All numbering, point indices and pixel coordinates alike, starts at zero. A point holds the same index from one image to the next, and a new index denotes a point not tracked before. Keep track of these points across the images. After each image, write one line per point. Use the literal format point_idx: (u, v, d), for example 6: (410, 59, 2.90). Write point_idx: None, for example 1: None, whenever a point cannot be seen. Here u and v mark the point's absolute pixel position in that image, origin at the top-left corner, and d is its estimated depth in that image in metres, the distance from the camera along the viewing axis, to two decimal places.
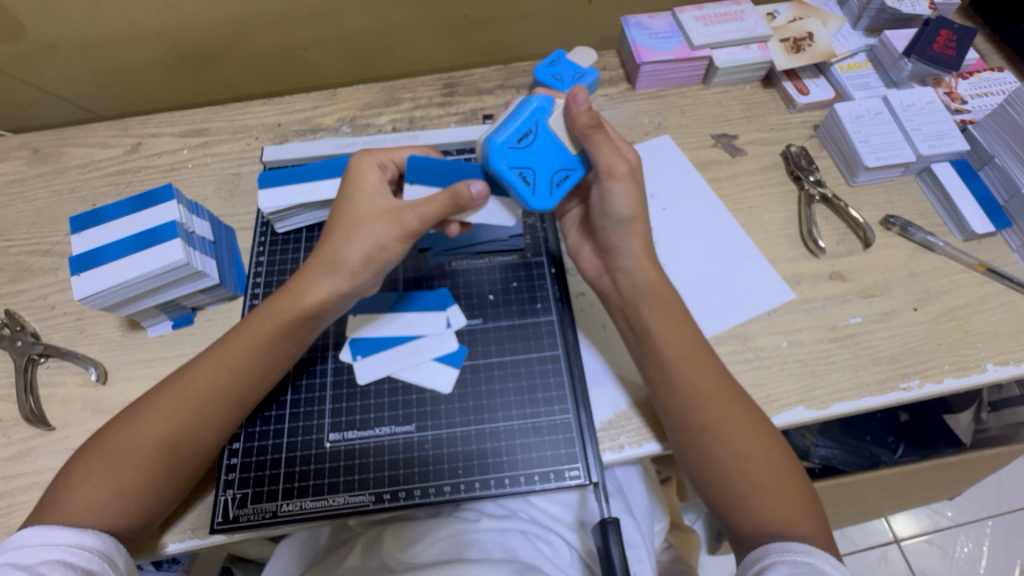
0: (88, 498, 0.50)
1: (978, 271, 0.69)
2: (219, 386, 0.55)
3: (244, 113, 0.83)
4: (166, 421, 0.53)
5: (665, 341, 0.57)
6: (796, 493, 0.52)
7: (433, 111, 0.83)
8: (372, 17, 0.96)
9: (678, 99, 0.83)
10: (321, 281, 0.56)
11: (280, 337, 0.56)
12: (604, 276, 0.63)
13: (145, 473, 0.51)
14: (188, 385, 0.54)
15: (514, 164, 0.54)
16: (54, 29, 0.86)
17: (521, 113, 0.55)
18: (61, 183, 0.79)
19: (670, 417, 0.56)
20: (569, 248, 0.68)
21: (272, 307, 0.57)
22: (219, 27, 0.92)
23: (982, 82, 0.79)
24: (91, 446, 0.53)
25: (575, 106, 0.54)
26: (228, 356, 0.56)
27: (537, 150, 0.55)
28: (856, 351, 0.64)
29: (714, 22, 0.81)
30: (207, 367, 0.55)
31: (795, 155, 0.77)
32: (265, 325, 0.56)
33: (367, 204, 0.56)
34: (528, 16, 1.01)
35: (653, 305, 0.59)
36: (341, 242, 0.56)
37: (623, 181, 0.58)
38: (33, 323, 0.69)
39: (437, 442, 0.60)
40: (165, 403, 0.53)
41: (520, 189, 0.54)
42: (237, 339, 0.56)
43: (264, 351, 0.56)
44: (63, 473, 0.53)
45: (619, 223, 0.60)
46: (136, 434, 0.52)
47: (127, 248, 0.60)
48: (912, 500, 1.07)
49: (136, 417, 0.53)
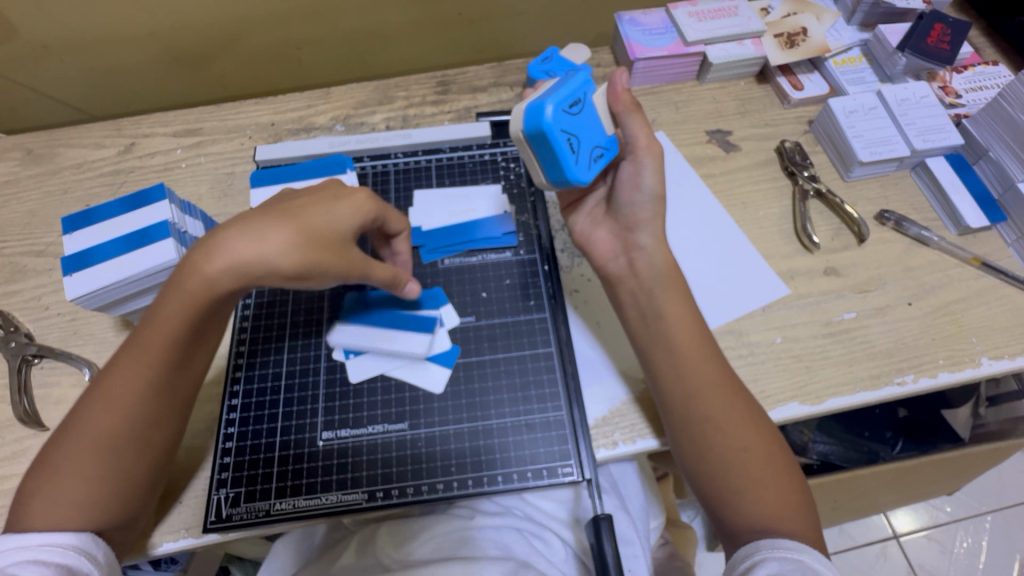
0: (44, 514, 0.49)
1: (974, 265, 0.69)
2: (140, 382, 0.51)
3: (238, 113, 0.83)
4: (91, 434, 0.50)
5: (675, 329, 0.57)
6: (789, 488, 0.52)
7: (427, 109, 0.83)
8: (366, 15, 0.96)
9: (672, 95, 0.83)
10: (226, 275, 0.51)
11: (197, 317, 0.53)
12: (619, 257, 0.62)
13: (90, 481, 0.50)
14: (109, 388, 0.51)
15: (565, 129, 0.54)
16: (47, 29, 0.86)
17: (574, 82, 0.56)
18: (55, 183, 0.79)
19: (677, 403, 0.55)
20: (579, 234, 0.66)
21: (176, 287, 0.52)
22: (213, 26, 0.92)
23: (977, 76, 0.79)
24: (35, 465, 0.51)
25: (616, 86, 0.58)
26: (141, 352, 0.52)
27: (582, 122, 0.56)
28: (850, 346, 0.64)
29: (708, 17, 0.80)
30: (121, 366, 0.52)
31: (790, 151, 0.77)
32: (170, 310, 0.52)
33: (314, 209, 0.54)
34: (523, 13, 1.01)
35: (668, 287, 0.59)
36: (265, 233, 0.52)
37: (654, 159, 0.60)
38: (27, 323, 0.69)
39: (430, 440, 0.60)
40: (91, 413, 0.51)
41: (565, 157, 0.54)
42: (148, 334, 0.52)
43: (174, 336, 0.52)
44: (21, 490, 0.52)
45: (647, 200, 0.61)
46: (69, 449, 0.50)
47: (119, 248, 0.60)
48: (911, 495, 1.07)
49: (68, 430, 0.51)
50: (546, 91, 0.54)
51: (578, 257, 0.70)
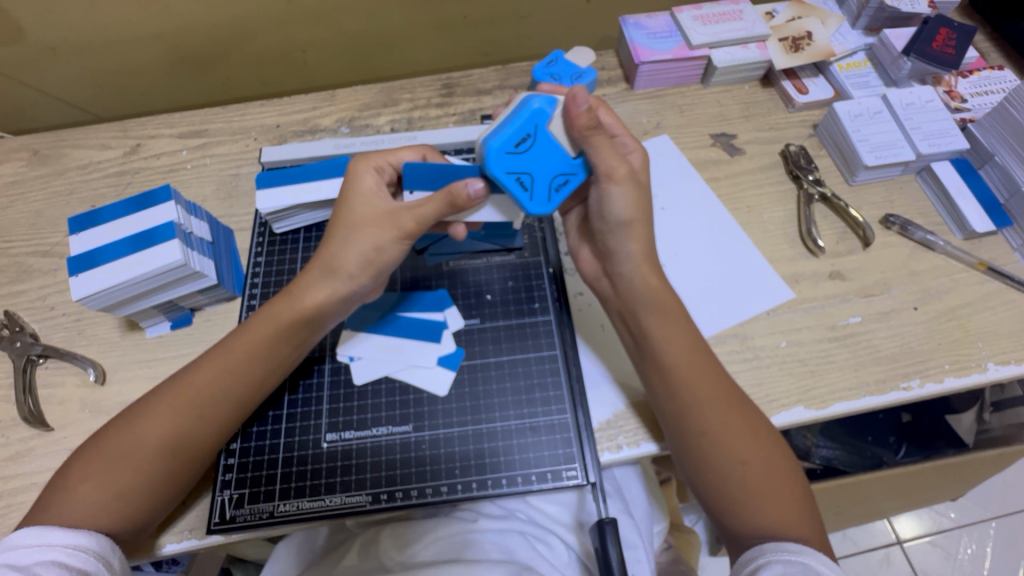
0: (85, 500, 0.50)
1: (978, 269, 0.69)
2: (217, 389, 0.55)
3: (243, 114, 0.83)
4: (160, 429, 0.53)
5: (665, 348, 0.56)
6: (792, 495, 0.51)
7: (431, 111, 0.83)
8: (371, 17, 0.96)
9: (677, 98, 0.83)
10: (320, 284, 0.57)
11: (279, 339, 0.57)
12: (602, 277, 0.63)
13: (145, 476, 0.52)
14: (187, 388, 0.55)
15: (511, 171, 0.52)
16: (54, 31, 0.86)
17: (519, 116, 0.51)
18: (61, 184, 0.79)
19: (669, 419, 0.55)
20: (569, 250, 0.67)
21: (272, 310, 0.57)
22: (219, 29, 0.92)
23: (982, 80, 0.79)
24: (89, 448, 0.53)
25: (575, 107, 0.50)
26: (228, 358, 0.56)
27: (536, 157, 0.52)
28: (855, 351, 0.64)
29: (713, 21, 0.81)
30: (208, 369, 0.55)
31: (794, 155, 0.77)
32: (266, 326, 0.57)
33: (363, 208, 0.57)
34: (526, 17, 1.01)
35: (651, 313, 0.57)
36: (337, 246, 0.57)
37: (623, 184, 0.55)
38: (32, 323, 0.69)
39: (434, 442, 0.60)
40: (162, 411, 0.53)
41: (517, 197, 0.53)
42: (237, 343, 0.57)
43: (265, 355, 0.57)
44: (63, 472, 0.53)
45: (617, 228, 0.58)
46: (135, 441, 0.52)
47: (125, 248, 0.60)
48: (915, 501, 1.06)
49: (134, 421, 0.53)
50: (491, 128, 0.52)
51: None
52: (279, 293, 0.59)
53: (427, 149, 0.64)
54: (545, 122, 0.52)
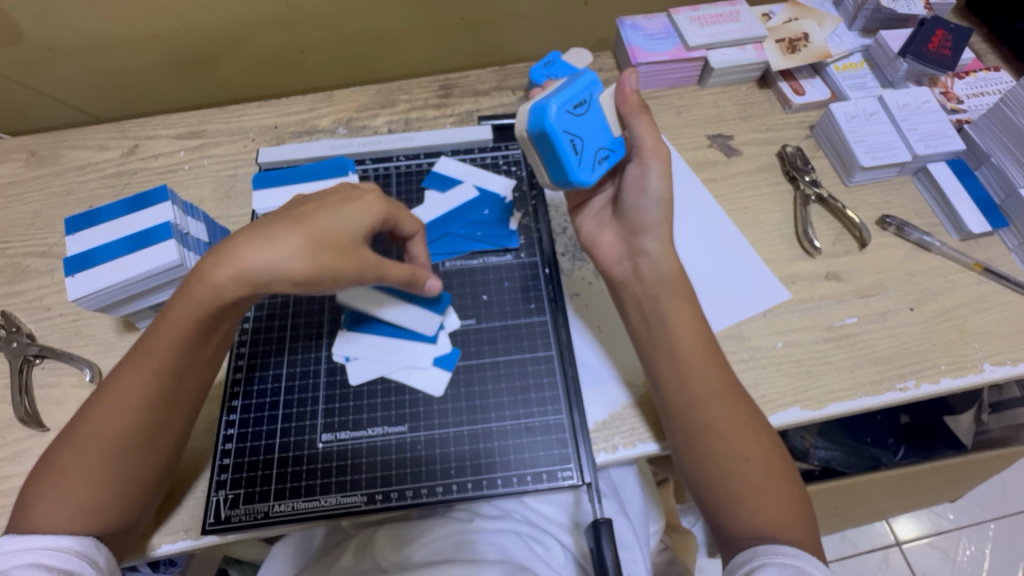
0: (48, 516, 0.49)
1: (975, 270, 0.69)
2: (149, 389, 0.52)
3: (241, 115, 0.83)
4: (102, 436, 0.51)
5: (678, 335, 0.57)
6: (789, 496, 0.51)
7: (429, 112, 0.83)
8: (369, 19, 0.96)
9: (674, 99, 0.83)
10: (248, 277, 0.51)
11: (205, 327, 0.53)
12: (625, 260, 0.62)
13: (104, 483, 0.50)
14: (117, 394, 0.51)
15: (568, 131, 0.54)
16: (53, 32, 0.87)
17: (577, 83, 0.55)
18: (59, 185, 0.79)
19: (674, 413, 0.55)
20: (586, 236, 0.67)
21: (186, 295, 0.52)
22: (217, 30, 0.92)
23: (978, 81, 0.79)
24: (40, 467, 0.52)
25: (624, 87, 0.58)
26: (148, 358, 0.52)
27: (588, 124, 0.56)
28: (851, 351, 0.64)
29: (709, 23, 0.81)
30: (131, 370, 0.52)
31: (791, 155, 0.77)
32: (182, 318, 0.52)
33: (315, 212, 0.53)
34: (525, 18, 1.01)
35: (672, 294, 0.58)
36: (261, 244, 0.51)
37: (661, 161, 0.59)
38: (29, 324, 0.69)
39: (430, 443, 0.60)
40: (96, 419, 0.51)
41: (569, 159, 0.55)
42: (154, 340, 0.52)
43: (189, 346, 0.53)
44: (25, 490, 0.51)
45: (654, 204, 0.60)
46: (79, 454, 0.50)
47: (122, 249, 0.60)
48: (914, 502, 1.06)
49: (72, 435, 0.51)
50: (549, 92, 0.54)
51: (578, 261, 0.71)
52: (188, 278, 0.53)
53: None
54: (597, 94, 0.58)
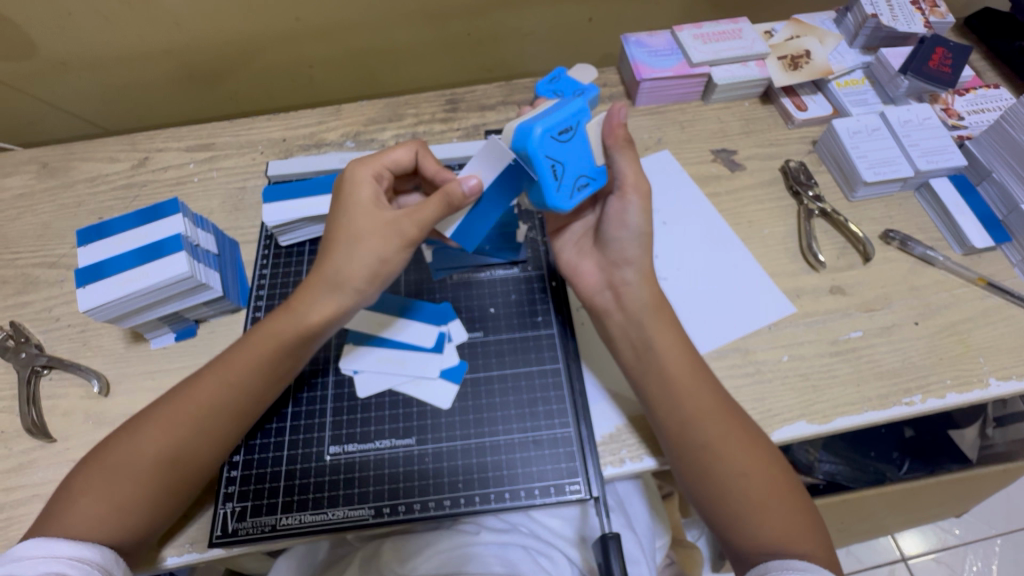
0: (86, 514, 0.50)
1: (979, 285, 0.69)
2: (220, 402, 0.55)
3: (250, 128, 0.85)
4: (158, 442, 0.53)
5: (667, 358, 0.57)
6: (795, 508, 0.51)
7: (436, 126, 0.84)
8: (377, 34, 0.98)
9: (678, 114, 0.84)
10: (323, 299, 0.57)
11: (283, 354, 0.57)
12: (606, 291, 0.63)
13: (144, 489, 0.51)
14: (188, 402, 0.55)
15: (550, 155, 0.52)
16: (66, 47, 0.88)
17: (566, 107, 0.54)
18: (69, 197, 0.80)
19: (670, 434, 0.55)
20: (566, 263, 0.67)
21: (273, 326, 0.58)
22: (228, 45, 0.94)
23: (978, 99, 0.80)
24: (87, 462, 0.53)
25: (614, 118, 0.57)
26: (229, 373, 0.56)
27: (572, 149, 0.54)
28: (857, 365, 0.64)
29: (712, 40, 0.82)
30: (208, 382, 0.56)
31: (794, 170, 0.77)
32: (267, 342, 0.57)
33: (363, 219, 0.57)
34: (530, 34, 1.03)
35: (655, 320, 0.59)
36: (341, 260, 0.57)
37: (641, 198, 0.60)
38: (37, 334, 0.69)
39: (437, 456, 0.60)
40: (162, 424, 0.54)
41: (547, 183, 0.53)
42: (237, 357, 0.57)
43: (265, 367, 0.57)
44: (64, 485, 0.53)
45: (633, 237, 0.61)
46: (137, 452, 0.52)
47: (132, 261, 0.60)
48: (919, 517, 1.06)
49: (132, 434, 0.53)
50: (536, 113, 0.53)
51: None
52: (281, 309, 0.59)
53: (418, 145, 0.64)
54: (585, 121, 0.55)
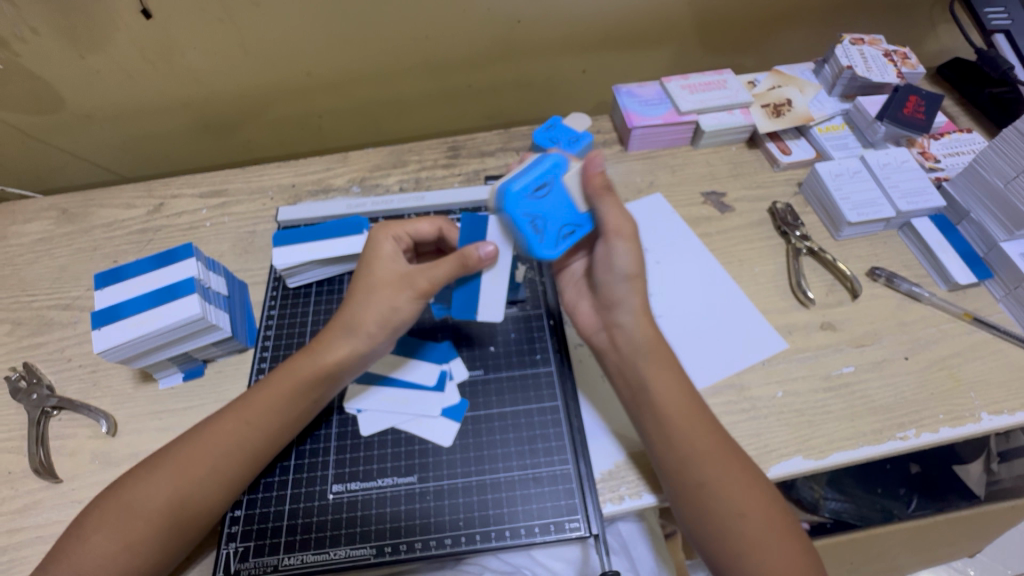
0: (96, 551, 0.51)
1: (965, 320, 0.71)
2: (234, 441, 0.56)
3: (262, 175, 0.89)
4: (170, 481, 0.54)
5: (662, 402, 0.58)
6: (794, 549, 0.51)
7: (438, 172, 0.89)
8: (383, 87, 1.04)
9: (668, 159, 0.89)
10: (340, 341, 0.59)
11: (295, 393, 0.59)
12: (601, 331, 0.65)
13: (154, 527, 0.52)
14: (204, 442, 0.56)
15: (526, 213, 0.57)
16: (91, 100, 0.94)
17: (539, 165, 0.58)
18: (85, 241, 0.83)
19: (670, 475, 0.56)
20: (567, 303, 0.70)
21: (293, 365, 0.60)
22: (242, 99, 1.00)
23: (953, 142, 0.84)
24: (100, 500, 0.54)
25: (591, 168, 0.57)
26: (247, 412, 0.58)
27: (548, 202, 0.58)
28: (850, 401, 0.66)
29: (699, 90, 0.87)
30: (226, 421, 0.57)
31: (781, 212, 0.81)
32: (285, 381, 0.59)
33: (381, 270, 0.61)
34: (527, 85, 1.09)
35: (648, 364, 0.59)
36: (357, 306, 0.60)
37: (627, 242, 0.59)
38: (49, 375, 0.71)
39: (438, 493, 0.60)
40: (177, 463, 0.55)
41: (529, 238, 0.57)
42: (257, 397, 0.59)
43: (279, 407, 0.58)
44: (76, 523, 0.53)
45: (620, 280, 0.61)
46: (150, 492, 0.53)
47: (147, 303, 0.63)
48: (932, 557, 1.04)
49: (146, 473, 0.54)
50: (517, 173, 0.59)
51: None
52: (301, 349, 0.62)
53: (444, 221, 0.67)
54: (563, 174, 0.59)
